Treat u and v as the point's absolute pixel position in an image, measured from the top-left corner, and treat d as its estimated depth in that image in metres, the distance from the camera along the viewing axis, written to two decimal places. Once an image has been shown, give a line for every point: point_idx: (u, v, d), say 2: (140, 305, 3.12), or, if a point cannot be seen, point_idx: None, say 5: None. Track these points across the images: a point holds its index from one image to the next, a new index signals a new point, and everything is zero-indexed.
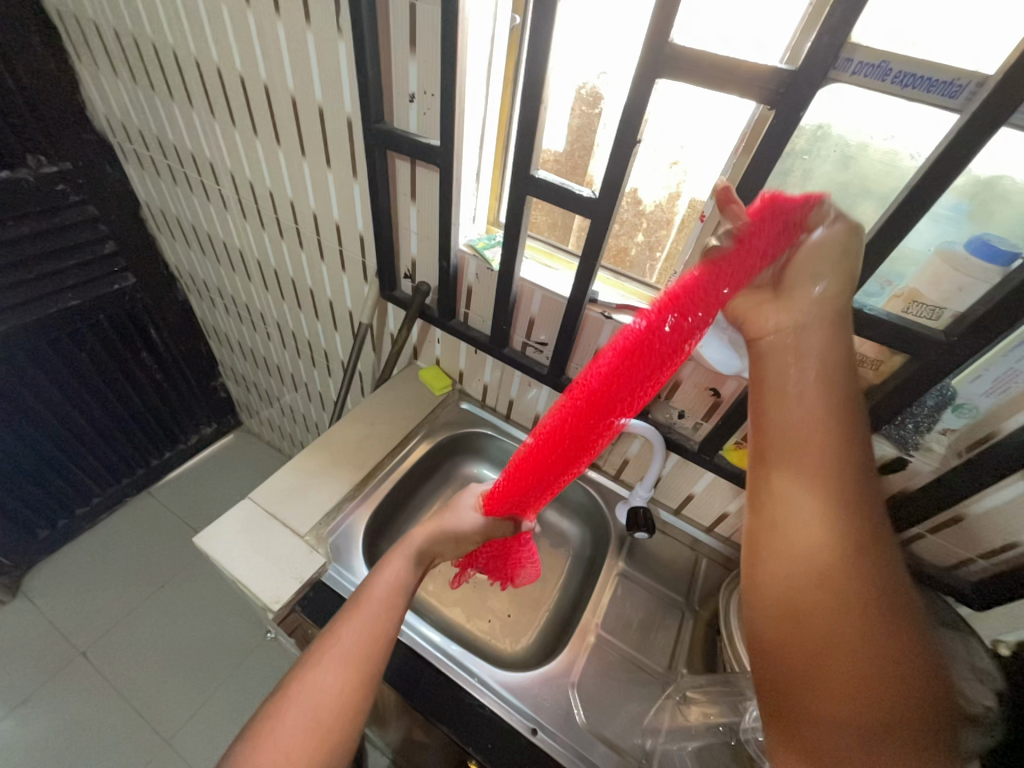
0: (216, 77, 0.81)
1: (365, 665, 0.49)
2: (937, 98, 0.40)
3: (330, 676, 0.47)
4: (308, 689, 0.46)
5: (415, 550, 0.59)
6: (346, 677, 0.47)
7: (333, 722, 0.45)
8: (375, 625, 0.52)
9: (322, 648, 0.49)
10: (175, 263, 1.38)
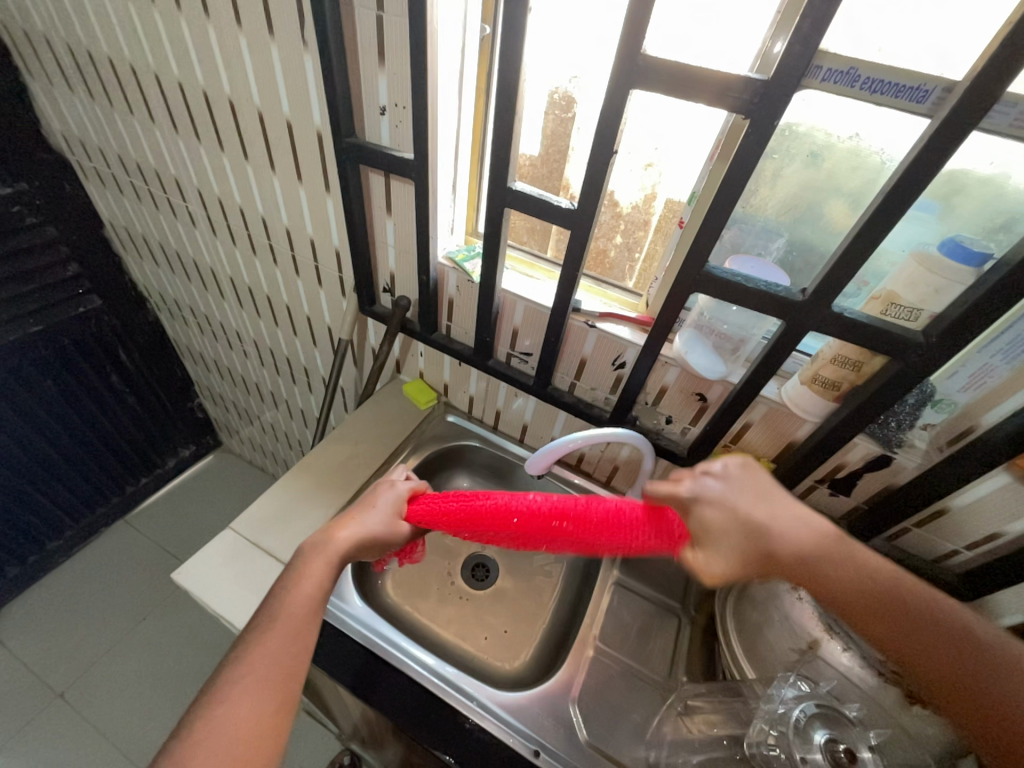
0: (177, 92, 0.79)
1: (288, 680, 0.47)
2: (906, 103, 0.41)
3: (249, 699, 0.45)
4: (222, 717, 0.44)
5: (338, 555, 0.56)
6: (267, 698, 0.45)
7: (251, 750, 0.43)
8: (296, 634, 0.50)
9: (238, 671, 0.47)
10: (143, 282, 1.33)
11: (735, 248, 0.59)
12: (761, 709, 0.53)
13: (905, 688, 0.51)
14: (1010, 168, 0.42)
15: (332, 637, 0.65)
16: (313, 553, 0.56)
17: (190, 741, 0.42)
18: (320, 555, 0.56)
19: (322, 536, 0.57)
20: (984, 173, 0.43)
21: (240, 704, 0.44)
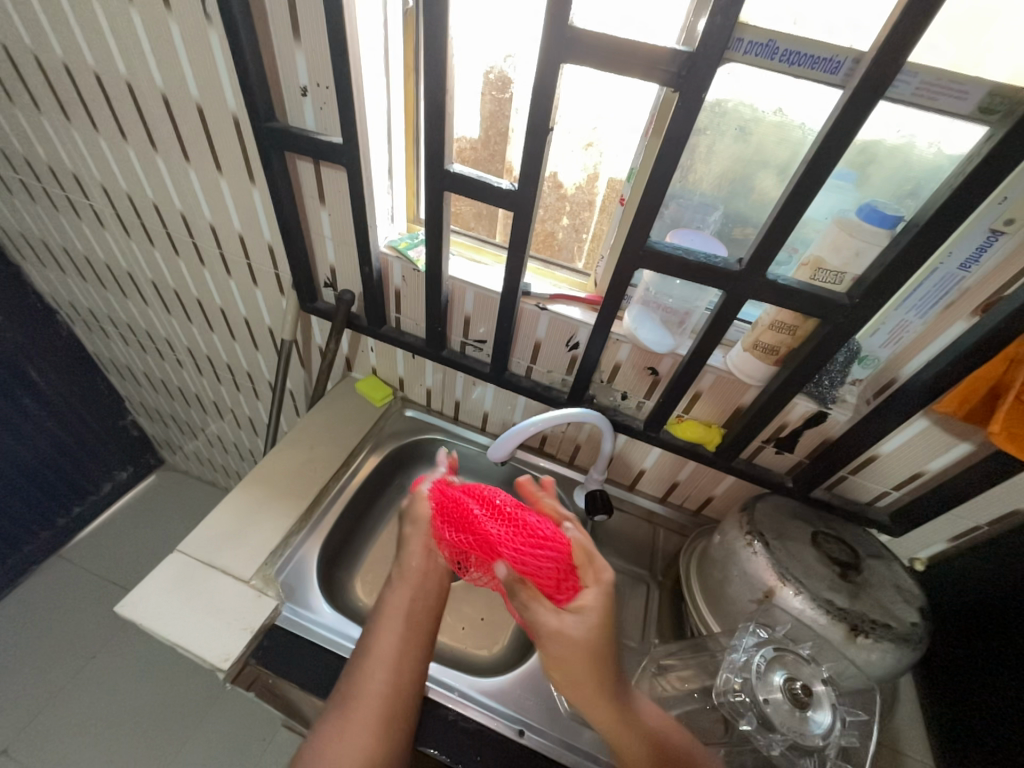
0: (63, 75, 0.70)
1: (387, 712, 0.53)
2: (821, 74, 0.43)
3: (353, 726, 0.52)
4: (333, 741, 0.51)
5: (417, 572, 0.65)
6: (369, 726, 0.52)
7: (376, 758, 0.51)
8: (390, 669, 0.56)
9: (356, 694, 0.54)
10: (50, 292, 1.19)
11: (676, 223, 0.61)
12: (726, 662, 0.55)
13: (851, 623, 0.54)
14: (913, 136, 0.45)
15: (300, 650, 0.62)
16: (396, 582, 0.65)
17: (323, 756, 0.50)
18: (404, 581, 0.65)
19: (402, 557, 0.67)
20: (893, 142, 0.46)
21: (345, 733, 0.52)
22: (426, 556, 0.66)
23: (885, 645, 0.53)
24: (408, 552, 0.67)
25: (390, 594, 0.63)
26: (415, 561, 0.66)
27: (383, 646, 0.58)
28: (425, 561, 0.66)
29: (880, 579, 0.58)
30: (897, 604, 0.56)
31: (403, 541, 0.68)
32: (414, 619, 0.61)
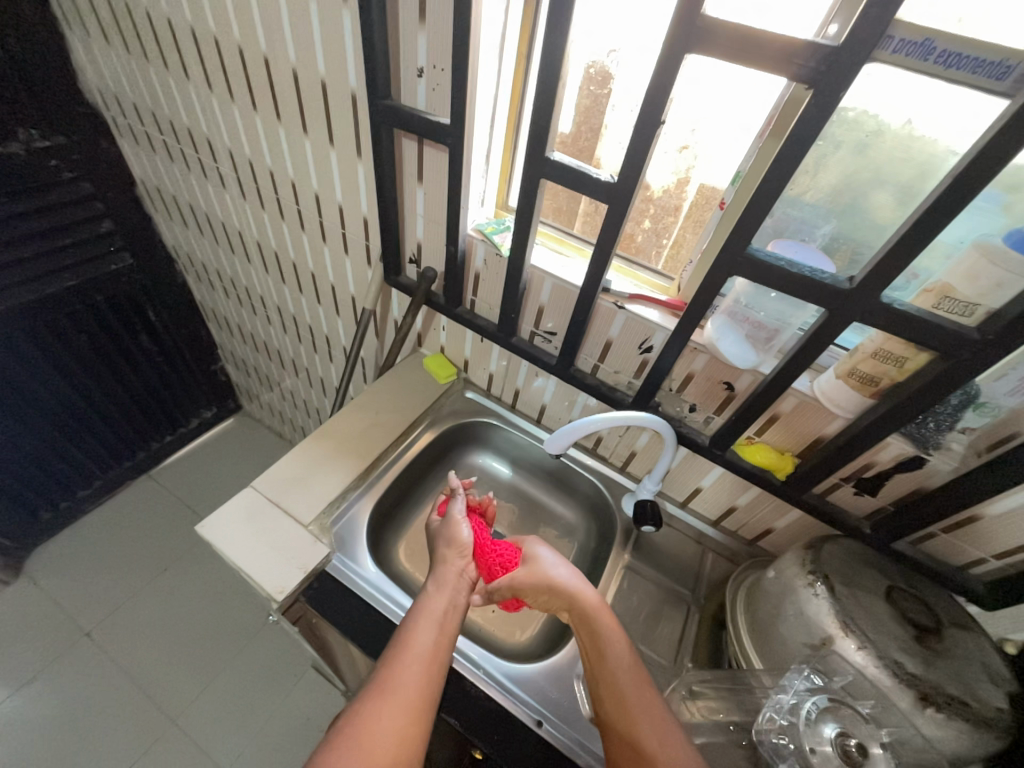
0: (213, 48, 0.77)
1: (422, 704, 0.52)
2: (983, 80, 0.38)
3: (375, 717, 0.50)
4: (367, 727, 0.49)
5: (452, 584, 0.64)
6: (406, 716, 0.50)
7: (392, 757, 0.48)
8: (431, 664, 0.55)
9: (381, 688, 0.52)
10: (173, 243, 1.34)
11: (777, 234, 0.57)
12: (770, 697, 0.53)
13: (920, 691, 0.48)
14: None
15: (345, 598, 0.66)
16: (432, 586, 0.63)
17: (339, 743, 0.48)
18: (440, 587, 0.63)
19: (437, 568, 0.66)
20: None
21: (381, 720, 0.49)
22: (458, 572, 0.66)
23: (960, 724, 0.47)
24: (442, 562, 0.66)
25: (427, 596, 0.62)
26: (450, 575, 0.65)
27: (424, 642, 0.56)
28: (459, 576, 0.65)
29: (966, 654, 0.52)
30: (982, 684, 0.50)
31: (435, 555, 0.68)
32: (449, 626, 0.60)
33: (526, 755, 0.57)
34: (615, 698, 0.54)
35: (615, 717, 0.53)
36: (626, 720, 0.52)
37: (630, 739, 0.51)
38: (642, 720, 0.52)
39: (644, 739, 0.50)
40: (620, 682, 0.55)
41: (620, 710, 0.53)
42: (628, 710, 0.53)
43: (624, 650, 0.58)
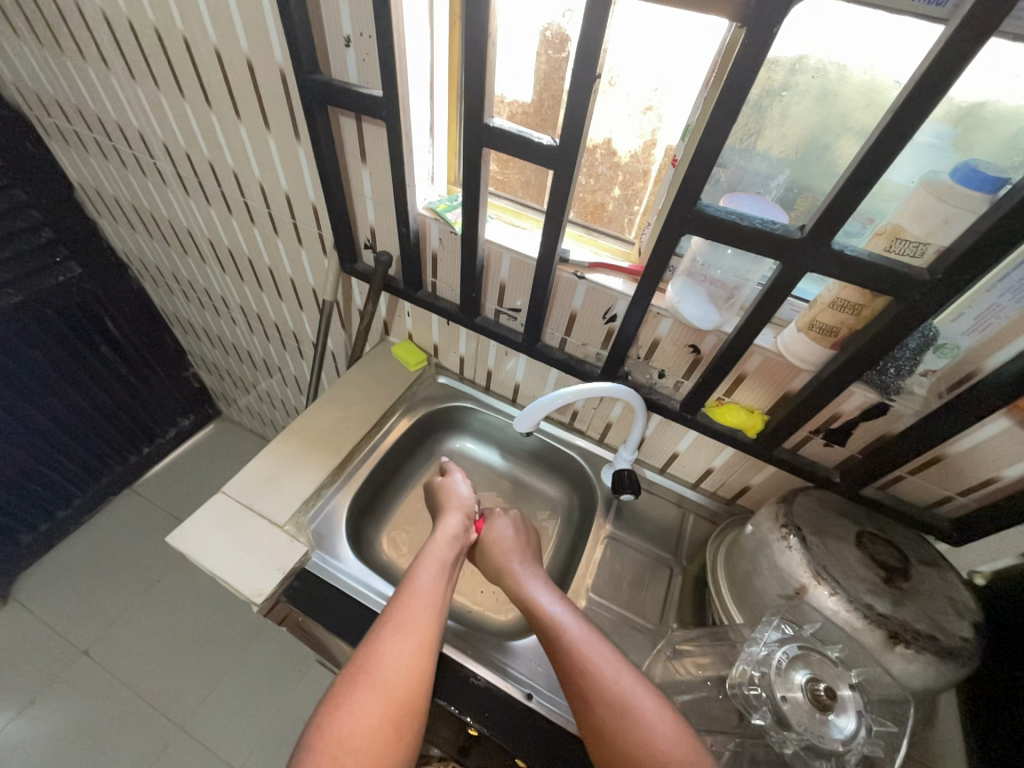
0: (128, 32, 0.72)
1: (431, 640, 0.54)
2: (922, 6, 0.38)
3: (390, 651, 0.52)
4: (380, 662, 0.51)
5: (457, 536, 0.67)
6: (415, 652, 0.52)
7: (407, 685, 0.50)
8: (435, 603, 0.57)
9: (394, 622, 0.54)
10: (123, 248, 1.28)
11: (731, 188, 0.55)
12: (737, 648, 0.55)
13: (890, 630, 0.50)
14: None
15: (326, 593, 0.66)
16: (434, 536, 0.66)
17: (358, 674, 0.51)
18: (441, 538, 0.66)
19: (442, 520, 0.69)
20: (1005, 104, 0.39)
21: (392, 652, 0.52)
22: (462, 525, 0.68)
23: (927, 658, 0.49)
24: (444, 516, 0.69)
25: (430, 545, 0.64)
26: (455, 525, 0.68)
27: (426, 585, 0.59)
28: (462, 528, 0.68)
29: (933, 592, 0.53)
30: (948, 618, 0.51)
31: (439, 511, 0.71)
32: (451, 572, 0.63)
33: (519, 727, 0.58)
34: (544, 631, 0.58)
35: (573, 680, 0.53)
36: (572, 646, 0.55)
37: (597, 685, 0.52)
38: (591, 651, 0.55)
39: (617, 690, 0.51)
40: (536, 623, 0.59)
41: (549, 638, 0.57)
42: (585, 664, 0.53)
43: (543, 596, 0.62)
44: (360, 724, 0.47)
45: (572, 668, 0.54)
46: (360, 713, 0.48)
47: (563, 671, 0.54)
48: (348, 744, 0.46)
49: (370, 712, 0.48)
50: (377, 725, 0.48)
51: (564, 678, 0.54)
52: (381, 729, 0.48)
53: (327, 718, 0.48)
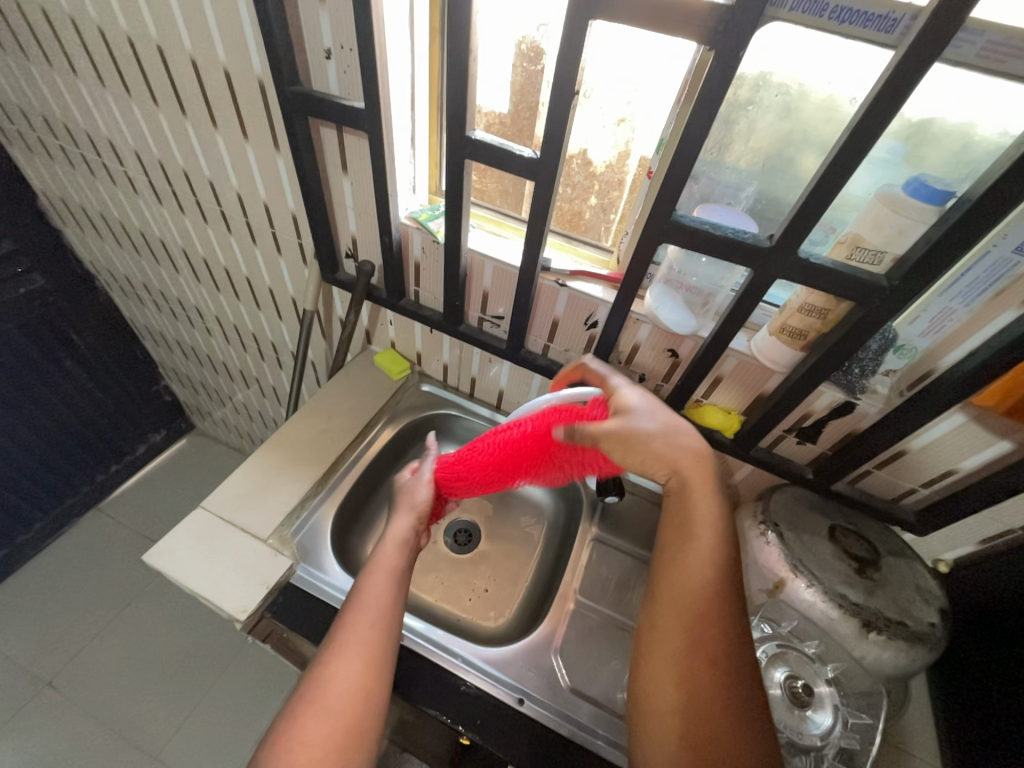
0: (98, 40, 0.70)
1: (379, 656, 0.52)
2: (874, 34, 0.40)
3: (334, 673, 0.50)
4: (326, 686, 0.49)
5: (403, 538, 0.63)
6: (360, 672, 0.50)
7: (352, 705, 0.48)
8: (383, 615, 0.55)
9: (338, 642, 0.52)
10: (90, 259, 1.24)
11: (703, 200, 0.58)
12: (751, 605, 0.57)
13: (863, 618, 0.52)
14: (978, 117, 0.41)
15: (311, 607, 0.64)
16: (381, 541, 0.62)
17: (301, 701, 0.48)
18: (390, 543, 0.62)
19: (391, 522, 0.65)
20: (950, 121, 0.42)
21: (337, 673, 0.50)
22: (411, 527, 0.65)
23: (899, 644, 0.51)
24: (394, 520, 0.65)
25: (381, 551, 0.61)
26: (403, 527, 0.64)
27: (375, 596, 0.56)
28: (410, 529, 0.64)
29: (900, 580, 0.56)
30: (915, 604, 0.54)
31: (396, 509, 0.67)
32: (403, 580, 0.60)
33: (512, 733, 0.58)
34: (678, 631, 0.49)
35: (699, 690, 0.47)
36: (720, 650, 0.48)
37: (719, 700, 0.46)
38: (726, 656, 0.48)
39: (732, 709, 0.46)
40: (674, 615, 0.50)
41: (682, 640, 0.49)
42: (717, 677, 0.47)
43: (704, 594, 0.50)
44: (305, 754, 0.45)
45: (699, 675, 0.47)
46: (304, 744, 0.45)
47: (695, 675, 0.47)
48: None
49: (316, 741, 0.46)
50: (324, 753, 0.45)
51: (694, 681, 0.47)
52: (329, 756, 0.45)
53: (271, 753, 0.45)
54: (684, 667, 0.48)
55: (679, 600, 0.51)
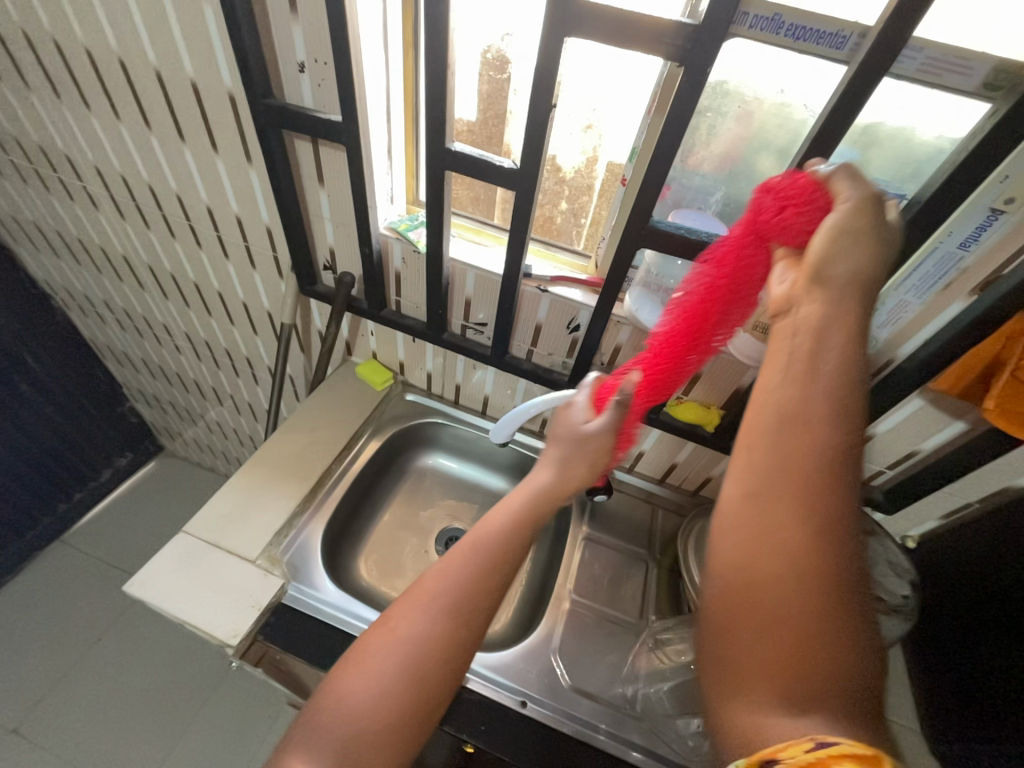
0: (53, 51, 0.68)
1: (471, 611, 0.44)
2: (826, 49, 0.43)
3: (424, 619, 0.43)
4: (407, 633, 0.42)
5: (540, 491, 0.50)
6: (444, 625, 0.43)
7: (435, 660, 0.42)
8: (444, 605, 0.43)
9: (430, 583, 0.45)
10: (45, 278, 1.18)
11: (676, 204, 0.60)
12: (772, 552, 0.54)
13: None
14: (915, 123, 0.45)
15: (305, 626, 0.63)
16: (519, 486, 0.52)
17: (380, 636, 0.43)
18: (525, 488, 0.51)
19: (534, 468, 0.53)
20: (893, 127, 0.46)
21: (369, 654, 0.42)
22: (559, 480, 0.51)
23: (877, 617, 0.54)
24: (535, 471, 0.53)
25: (512, 494, 0.51)
26: (540, 475, 0.52)
27: (446, 572, 0.45)
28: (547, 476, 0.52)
29: (874, 554, 0.59)
30: (888, 578, 0.57)
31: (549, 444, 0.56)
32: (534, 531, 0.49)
33: (518, 737, 0.58)
34: (751, 515, 0.34)
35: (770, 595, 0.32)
36: (818, 550, 0.32)
37: (801, 616, 0.31)
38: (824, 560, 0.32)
39: (817, 635, 0.31)
40: (759, 494, 0.34)
41: (754, 527, 0.34)
42: (804, 586, 0.31)
43: (802, 461, 0.33)
44: (373, 702, 0.40)
45: (779, 580, 0.32)
46: (376, 692, 0.40)
47: (766, 576, 0.32)
48: (355, 726, 0.39)
49: (390, 688, 0.40)
50: (396, 704, 0.40)
51: (764, 583, 0.32)
52: (402, 705, 0.40)
53: (339, 689, 0.41)
54: (756, 552, 0.33)
55: (765, 476, 0.34)
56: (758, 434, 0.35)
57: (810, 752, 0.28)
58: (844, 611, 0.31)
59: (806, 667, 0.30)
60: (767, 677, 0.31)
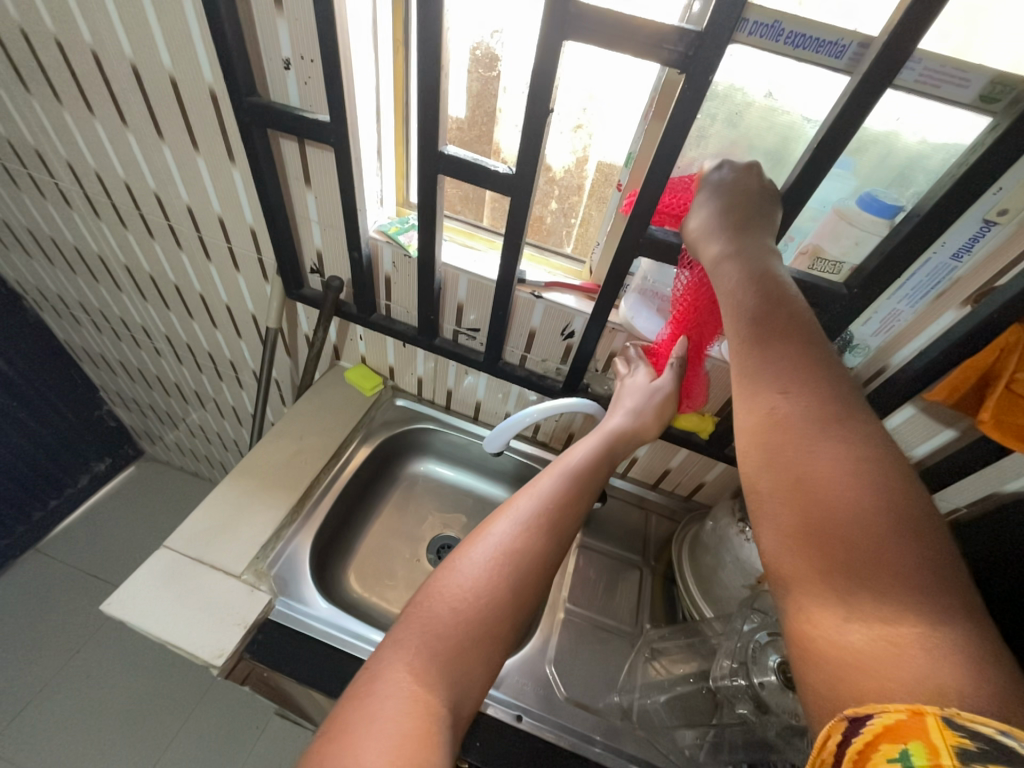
0: (20, 41, 0.64)
1: (556, 532, 0.47)
2: (825, 58, 0.42)
3: (522, 531, 0.46)
4: (508, 540, 0.45)
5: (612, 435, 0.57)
6: (536, 539, 0.46)
7: (526, 570, 0.44)
8: (543, 523, 0.47)
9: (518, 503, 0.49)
10: (16, 278, 1.13)
11: None
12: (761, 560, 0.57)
13: None
14: (900, 126, 0.44)
15: (294, 642, 0.61)
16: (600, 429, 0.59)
17: (475, 539, 0.46)
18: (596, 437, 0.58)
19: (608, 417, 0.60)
20: (876, 129, 0.45)
21: (469, 557, 0.44)
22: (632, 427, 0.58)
23: None
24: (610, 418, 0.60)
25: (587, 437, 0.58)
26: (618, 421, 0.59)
27: (535, 493, 0.49)
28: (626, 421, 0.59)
29: None
30: None
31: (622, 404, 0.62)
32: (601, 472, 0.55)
33: (514, 754, 0.57)
34: (794, 442, 0.33)
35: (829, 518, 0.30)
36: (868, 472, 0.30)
37: (865, 538, 0.29)
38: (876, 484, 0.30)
39: (885, 557, 0.28)
40: (794, 419, 0.33)
41: (799, 451, 0.32)
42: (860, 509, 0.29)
43: (823, 395, 0.34)
44: (479, 591, 0.42)
45: (834, 501, 0.30)
46: (481, 588, 0.42)
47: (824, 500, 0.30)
48: (460, 611, 0.40)
49: (489, 577, 0.42)
50: (488, 594, 0.42)
51: (825, 504, 0.30)
52: (496, 599, 0.42)
53: (437, 582, 0.43)
54: (805, 475, 0.31)
55: (800, 405, 0.34)
56: (783, 367, 0.35)
57: (852, 738, 0.25)
58: (856, 487, 0.30)
59: (829, 556, 0.29)
60: (828, 586, 0.29)
